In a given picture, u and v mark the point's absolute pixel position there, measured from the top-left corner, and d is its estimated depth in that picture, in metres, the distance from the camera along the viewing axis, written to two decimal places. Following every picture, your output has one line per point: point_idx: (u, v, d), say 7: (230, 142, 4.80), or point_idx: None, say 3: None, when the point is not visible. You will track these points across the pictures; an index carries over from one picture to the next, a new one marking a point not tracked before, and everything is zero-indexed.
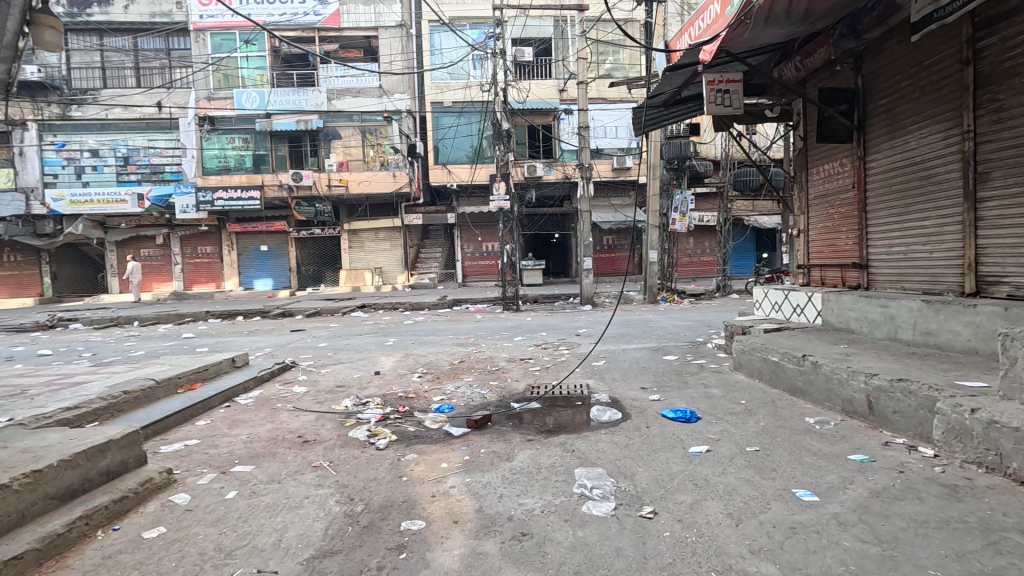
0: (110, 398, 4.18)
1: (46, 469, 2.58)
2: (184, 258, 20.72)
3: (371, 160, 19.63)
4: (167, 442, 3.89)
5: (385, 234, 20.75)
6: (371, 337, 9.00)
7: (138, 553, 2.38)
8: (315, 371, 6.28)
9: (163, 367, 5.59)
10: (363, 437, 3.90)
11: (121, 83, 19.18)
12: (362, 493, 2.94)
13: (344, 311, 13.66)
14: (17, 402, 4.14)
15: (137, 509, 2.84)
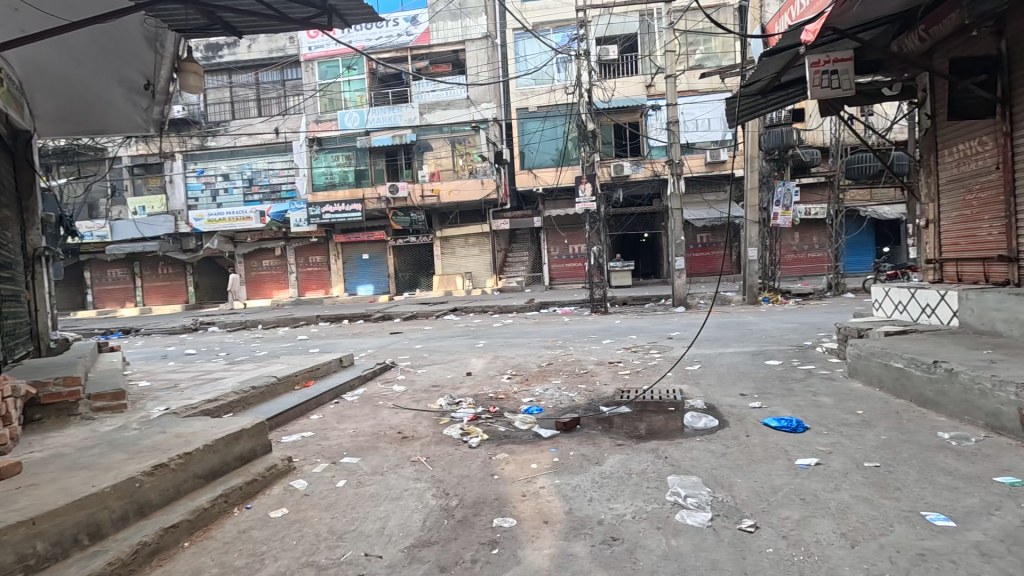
0: (241, 392, 4.76)
1: (194, 452, 3.00)
2: (299, 268, 22.89)
3: (461, 169, 20.45)
4: (287, 433, 4.35)
5: (474, 240, 21.44)
6: (462, 339, 9.35)
7: (266, 530, 2.70)
8: (412, 371, 6.66)
9: (283, 366, 6.24)
10: (457, 435, 4.08)
11: (245, 113, 21.65)
12: (456, 489, 3.08)
13: (436, 314, 14.32)
14: (172, 393, 4.86)
15: (265, 491, 3.21)
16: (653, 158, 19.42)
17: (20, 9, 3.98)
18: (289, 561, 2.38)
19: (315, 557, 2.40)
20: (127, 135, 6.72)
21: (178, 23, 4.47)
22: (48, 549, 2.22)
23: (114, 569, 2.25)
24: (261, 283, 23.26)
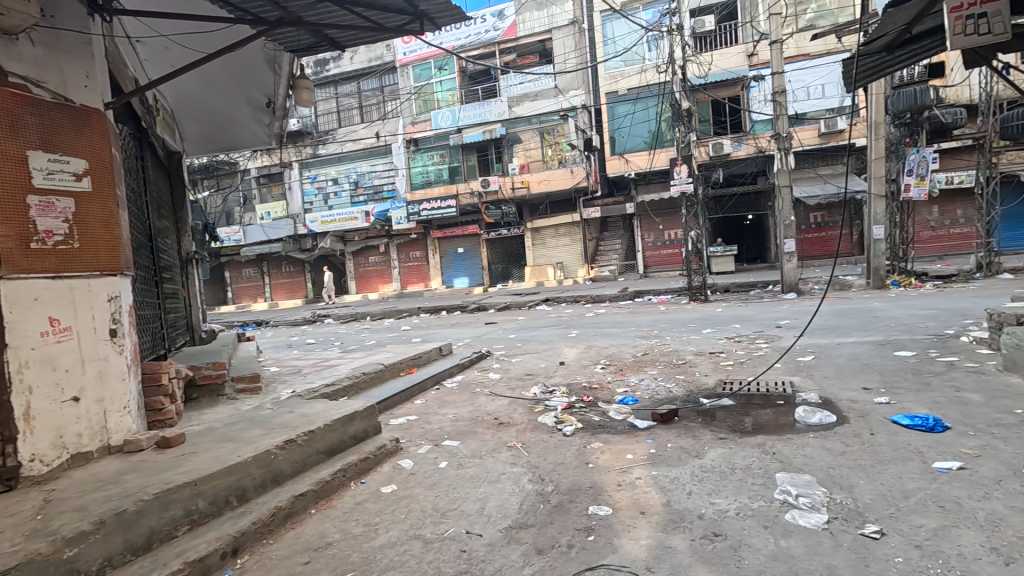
0: (354, 378, 5.22)
1: (317, 431, 3.35)
2: (400, 263, 24.35)
3: (550, 159, 20.44)
4: (395, 416, 4.70)
5: (565, 229, 21.35)
6: (555, 329, 9.41)
7: (379, 503, 2.95)
8: (507, 360, 6.84)
9: (389, 354, 6.72)
10: (551, 423, 4.13)
11: (350, 120, 23.34)
12: (551, 475, 3.13)
13: (529, 305, 14.50)
14: (297, 378, 5.44)
15: (377, 467, 3.51)
16: (757, 133, 17.96)
17: (169, 47, 4.61)
18: (398, 533, 2.59)
19: (421, 531, 2.59)
20: (254, 148, 7.55)
21: (292, 43, 4.94)
22: (206, 507, 2.62)
23: (256, 528, 2.59)
24: (368, 278, 25.08)
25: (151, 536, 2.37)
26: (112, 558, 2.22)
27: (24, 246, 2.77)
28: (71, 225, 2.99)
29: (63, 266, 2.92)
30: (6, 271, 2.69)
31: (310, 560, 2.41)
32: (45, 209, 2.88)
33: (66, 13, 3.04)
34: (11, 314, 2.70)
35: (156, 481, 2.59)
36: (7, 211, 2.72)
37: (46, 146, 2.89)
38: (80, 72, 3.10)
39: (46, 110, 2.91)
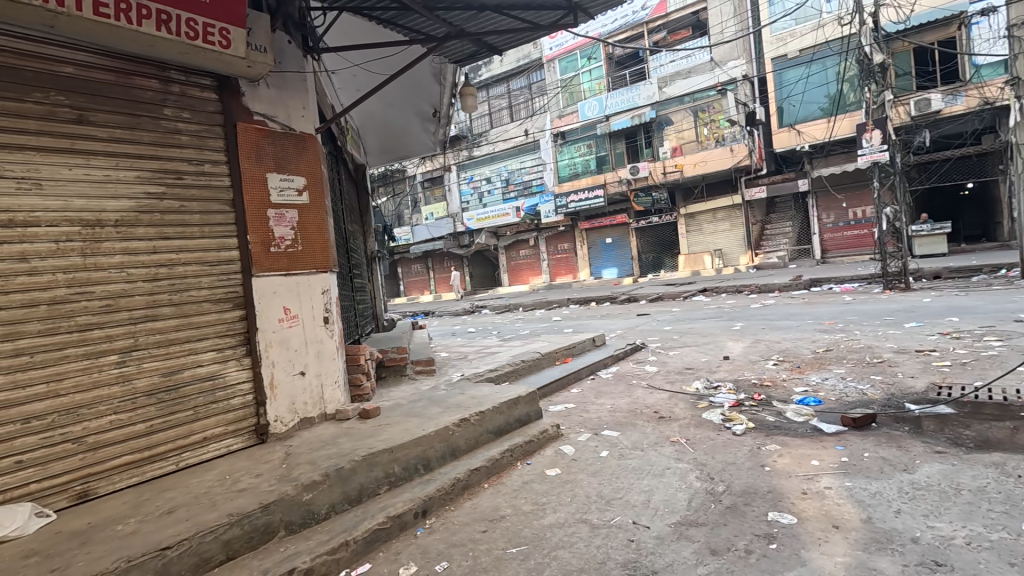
0: (514, 364, 5.52)
1: (487, 412, 3.63)
2: (550, 255, 24.93)
3: (705, 139, 19.05)
4: (554, 403, 4.87)
5: (724, 214, 19.73)
6: (716, 321, 8.78)
7: (545, 484, 3.09)
8: (664, 353, 6.59)
9: (545, 343, 6.95)
10: (718, 420, 3.89)
11: (500, 121, 24.49)
12: (722, 475, 2.96)
13: (684, 295, 13.74)
14: (464, 363, 5.95)
15: (540, 450, 3.69)
16: (982, 81, 14.44)
17: (358, 75, 5.33)
18: (565, 515, 2.69)
19: (587, 515, 2.65)
20: (420, 156, 8.36)
21: (455, 54, 5.38)
22: (400, 471, 3.02)
23: (440, 495, 2.92)
24: (519, 271, 26.16)
25: (361, 490, 2.81)
26: (334, 505, 2.69)
27: (266, 249, 3.47)
28: (297, 232, 3.67)
29: (292, 265, 3.61)
30: (256, 269, 3.41)
31: (488, 530, 2.63)
32: (279, 220, 3.57)
33: (289, 58, 3.71)
34: (260, 304, 3.42)
35: (363, 445, 3.06)
36: (256, 222, 3.44)
37: (279, 169, 3.58)
38: (300, 105, 3.76)
39: (279, 139, 3.60)
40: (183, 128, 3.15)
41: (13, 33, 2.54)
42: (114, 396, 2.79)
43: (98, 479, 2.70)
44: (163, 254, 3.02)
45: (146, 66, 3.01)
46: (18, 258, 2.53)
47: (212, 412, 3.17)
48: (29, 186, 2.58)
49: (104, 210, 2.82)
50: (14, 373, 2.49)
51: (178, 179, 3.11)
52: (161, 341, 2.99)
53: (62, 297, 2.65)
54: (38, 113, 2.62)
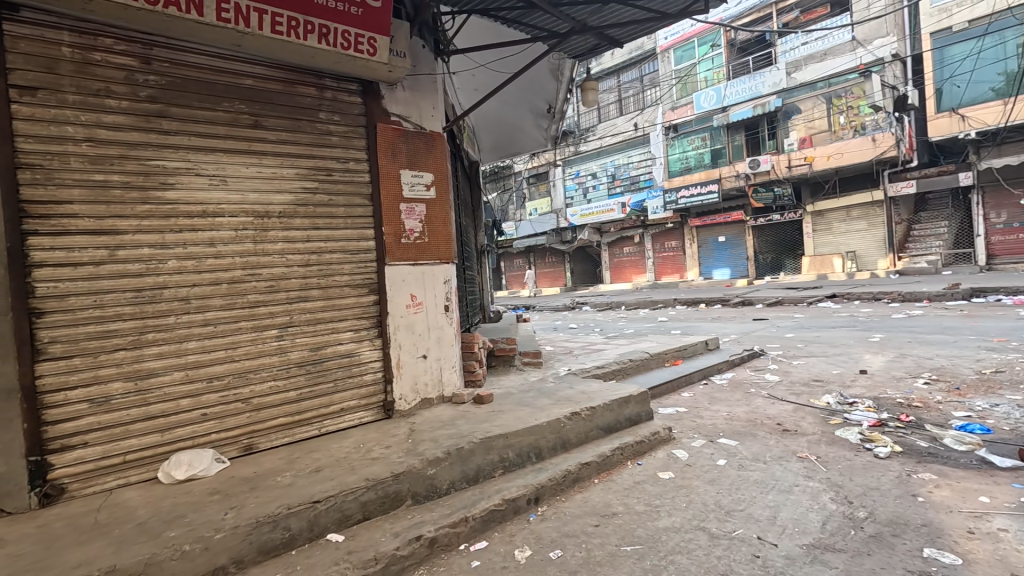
0: (622, 362, 5.42)
1: (597, 408, 3.62)
2: (655, 253, 24.06)
3: (841, 129, 17.11)
4: (663, 405, 4.72)
5: (860, 211, 17.62)
6: (849, 330, 7.89)
7: (658, 487, 3.01)
8: (787, 362, 6.08)
9: (653, 343, 6.75)
10: (855, 440, 3.51)
11: (609, 115, 24.04)
12: (863, 500, 2.67)
13: (808, 301, 12.53)
14: (571, 358, 5.97)
15: (652, 452, 3.60)
16: None
17: (479, 76, 5.53)
18: (681, 520, 2.61)
19: (705, 524, 2.55)
20: (532, 152, 8.47)
21: (575, 49, 5.38)
22: (514, 457, 3.13)
23: (552, 484, 2.98)
24: (622, 269, 25.63)
25: (478, 471, 2.96)
26: (454, 481, 2.85)
27: (398, 240, 3.77)
28: (424, 225, 3.93)
29: (418, 256, 3.88)
30: (388, 258, 3.71)
31: (600, 525, 2.63)
32: (409, 213, 3.85)
33: (423, 62, 3.96)
34: (391, 290, 3.72)
35: (480, 428, 3.21)
36: (391, 215, 3.74)
37: (410, 165, 3.85)
38: (430, 106, 4.01)
39: (412, 138, 3.87)
40: (333, 130, 3.51)
41: (209, 52, 3.00)
42: (274, 364, 3.20)
43: (260, 436, 3.12)
44: (314, 243, 3.40)
45: (306, 75, 3.39)
46: (208, 243, 3.00)
47: (348, 386, 3.51)
48: (217, 182, 3.03)
49: (271, 203, 3.23)
50: (202, 340, 2.96)
51: (327, 175, 3.47)
52: (310, 320, 3.37)
53: (239, 277, 3.10)
54: (225, 120, 3.07)
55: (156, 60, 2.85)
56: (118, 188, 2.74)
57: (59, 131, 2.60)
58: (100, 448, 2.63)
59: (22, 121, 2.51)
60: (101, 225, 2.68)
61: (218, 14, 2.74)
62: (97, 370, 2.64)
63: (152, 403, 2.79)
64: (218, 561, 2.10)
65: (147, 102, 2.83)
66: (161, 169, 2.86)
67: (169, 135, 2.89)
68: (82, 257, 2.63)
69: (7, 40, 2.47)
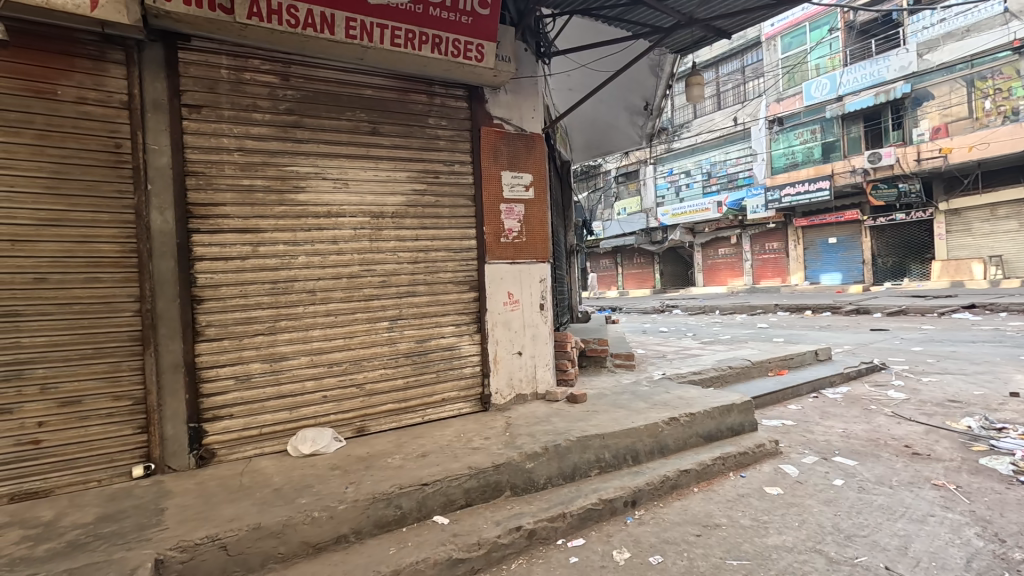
0: (721, 369, 5.16)
1: (697, 415, 3.49)
2: (755, 255, 22.59)
3: (986, 115, 14.95)
4: (768, 417, 4.44)
5: (1009, 210, 15.28)
6: (994, 346, 6.88)
7: (765, 503, 2.85)
8: (915, 378, 5.43)
9: (754, 351, 6.36)
10: (1007, 471, 3.07)
11: (705, 110, 22.92)
12: (1019, 539, 2.34)
13: (939, 310, 11.10)
14: (665, 362, 5.80)
15: (757, 465, 3.40)
16: None
17: (577, 76, 5.53)
18: (793, 539, 2.45)
19: (822, 546, 2.37)
20: (626, 151, 8.30)
21: (677, 45, 5.24)
22: (610, 458, 3.11)
23: (650, 488, 2.92)
24: (717, 271, 24.38)
25: (574, 469, 2.98)
26: (551, 477, 2.90)
27: (498, 239, 3.89)
28: (523, 224, 4.02)
29: (517, 254, 3.98)
30: (489, 256, 3.85)
31: (702, 535, 2.53)
32: (509, 213, 3.96)
33: (526, 65, 4.05)
34: (491, 288, 3.86)
35: (576, 427, 3.23)
36: (491, 215, 3.88)
37: (511, 166, 3.96)
38: (531, 108, 4.09)
39: (513, 140, 3.98)
40: (441, 134, 3.70)
41: (337, 67, 3.30)
42: (385, 354, 3.45)
43: (371, 420, 3.38)
44: (422, 241, 3.61)
45: (418, 84, 3.61)
46: (331, 241, 3.29)
47: (449, 377, 3.69)
48: (340, 185, 3.33)
49: (385, 204, 3.48)
50: (325, 328, 3.26)
51: (435, 177, 3.67)
52: (417, 313, 3.59)
53: (357, 272, 3.37)
54: (348, 128, 3.36)
55: (293, 76, 3.19)
56: (260, 191, 3.10)
57: (217, 142, 2.99)
58: (242, 420, 3.00)
59: (190, 135, 2.92)
60: (247, 225, 3.05)
61: (346, 31, 3.01)
62: (240, 351, 3.01)
63: (283, 383, 3.12)
64: (341, 530, 2.32)
65: (284, 115, 3.17)
66: (295, 175, 3.19)
67: (302, 143, 3.22)
68: (233, 252, 3.01)
69: (180, 66, 2.89)
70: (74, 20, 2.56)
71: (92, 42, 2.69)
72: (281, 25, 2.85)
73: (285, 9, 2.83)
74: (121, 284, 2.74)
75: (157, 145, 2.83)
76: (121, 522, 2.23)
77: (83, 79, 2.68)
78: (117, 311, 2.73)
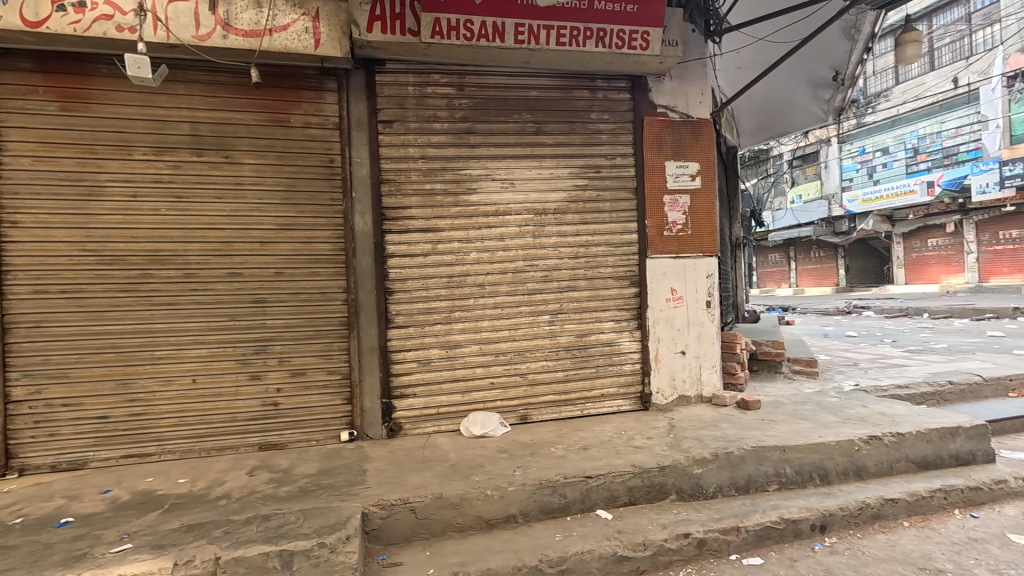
0: (937, 385, 4.26)
1: (907, 435, 2.94)
2: (982, 247, 18.42)
3: None
4: (1011, 448, 3.54)
5: None
6: None
7: (1009, 553, 2.28)
8: None
9: (987, 364, 5.11)
10: None
11: (912, 73, 19.22)
12: None
13: None
14: (858, 371, 4.99)
15: (994, 506, 2.74)
16: None
17: (750, 53, 5.03)
18: None
19: None
20: (806, 131, 7.34)
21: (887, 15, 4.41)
22: (792, 474, 2.79)
23: (845, 514, 2.55)
24: (924, 266, 20.52)
25: (749, 481, 2.74)
26: (722, 486, 2.71)
27: (660, 232, 3.74)
28: (688, 217, 3.80)
29: (681, 249, 3.78)
30: (651, 251, 3.72)
31: None
32: (674, 205, 3.78)
33: (694, 47, 3.80)
34: (653, 283, 3.73)
35: (750, 436, 2.96)
36: (654, 208, 3.73)
37: (677, 156, 3.77)
38: (699, 92, 3.83)
39: (678, 128, 3.78)
40: (603, 128, 3.68)
41: (505, 72, 3.49)
42: (546, 346, 3.56)
43: (533, 409, 3.52)
44: (583, 237, 3.63)
45: (581, 80, 3.63)
46: (498, 238, 3.50)
47: (609, 373, 3.67)
48: (507, 185, 3.51)
49: (548, 201, 3.58)
50: (493, 320, 3.48)
51: (596, 172, 3.66)
52: (577, 308, 3.62)
53: (521, 267, 3.53)
54: (516, 130, 3.52)
55: (468, 86, 3.45)
56: (439, 195, 3.41)
57: (405, 152, 3.37)
58: (423, 399, 3.36)
59: (385, 148, 3.34)
60: (428, 224, 3.39)
61: (515, 37, 3.16)
62: (422, 338, 3.37)
63: (457, 368, 3.41)
64: (510, 510, 2.46)
65: (460, 122, 3.44)
66: (469, 177, 3.46)
67: (474, 147, 3.46)
68: (416, 249, 3.37)
69: (377, 87, 3.32)
70: (303, 59, 3.11)
71: (314, 76, 3.25)
72: (459, 39, 3.11)
73: (463, 24, 3.08)
74: (334, 277, 3.26)
75: (360, 158, 3.30)
76: (335, 476, 2.66)
77: (308, 107, 3.24)
78: (330, 300, 3.26)
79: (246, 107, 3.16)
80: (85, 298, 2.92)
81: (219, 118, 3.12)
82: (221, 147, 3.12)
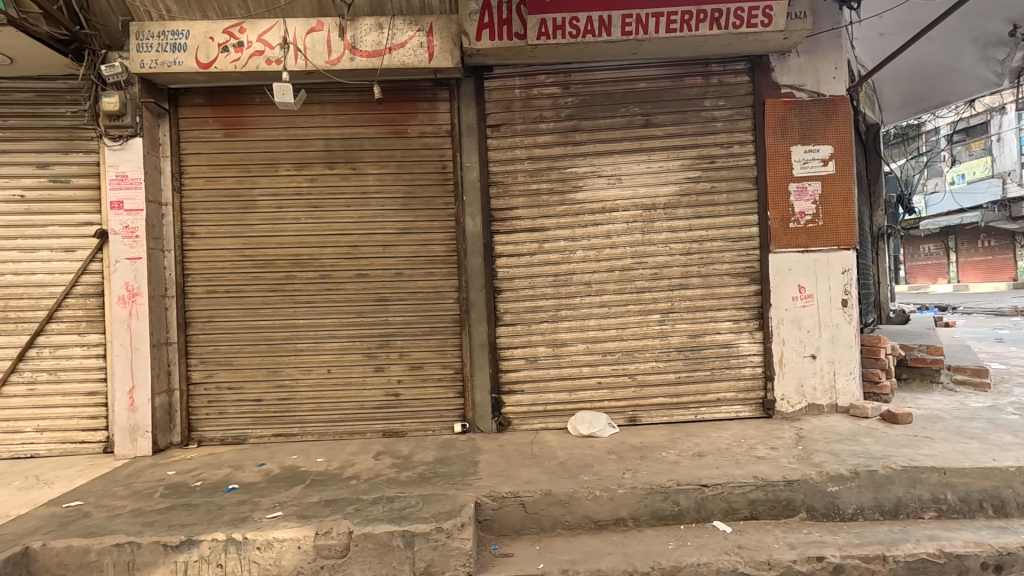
0: None
1: None
2: None
3: None
4: None
5: None
6: None
7: None
8: None
9: None
10: None
11: None
12: None
13: None
14: None
15: None
16: None
17: (896, 16, 4.40)
18: None
19: None
20: (973, 99, 6.24)
21: None
22: (955, 502, 2.40)
23: None
24: None
25: (898, 504, 2.41)
26: (863, 508, 2.41)
27: (785, 225, 3.42)
28: (819, 206, 3.43)
29: (810, 242, 3.42)
30: (774, 244, 3.42)
31: None
32: (801, 194, 3.43)
33: (826, 16, 3.42)
34: (776, 281, 3.43)
35: (899, 453, 2.60)
36: (778, 198, 3.42)
37: (805, 139, 3.42)
38: (833, 66, 3.42)
39: (806, 108, 3.42)
40: (718, 116, 3.45)
41: (611, 66, 3.42)
42: (656, 346, 3.43)
43: (643, 411, 3.42)
44: (696, 232, 3.44)
45: (693, 66, 3.44)
46: (605, 235, 3.44)
47: (725, 377, 3.44)
48: (614, 181, 3.44)
49: (657, 196, 3.44)
50: (600, 319, 3.43)
51: (711, 163, 3.45)
52: (690, 307, 3.44)
53: (629, 265, 3.44)
54: (623, 125, 3.44)
55: (573, 84, 3.44)
56: (545, 194, 3.45)
57: (512, 153, 3.45)
58: (531, 396, 3.42)
59: (493, 151, 3.45)
60: (535, 224, 3.44)
61: (622, 29, 3.08)
62: (529, 336, 3.43)
63: (563, 367, 3.42)
64: (620, 513, 2.41)
65: (566, 121, 3.44)
66: (575, 175, 3.45)
67: (580, 145, 3.44)
68: (523, 249, 3.43)
69: (486, 93, 3.44)
70: (419, 73, 3.32)
71: (428, 88, 3.46)
72: (564, 38, 3.10)
73: (568, 22, 3.07)
74: (448, 277, 3.45)
75: (470, 162, 3.45)
76: (449, 466, 2.81)
77: (423, 117, 3.46)
78: (444, 298, 3.44)
79: (370, 121, 3.45)
80: (243, 297, 3.40)
81: (348, 134, 3.44)
82: (349, 159, 3.44)
